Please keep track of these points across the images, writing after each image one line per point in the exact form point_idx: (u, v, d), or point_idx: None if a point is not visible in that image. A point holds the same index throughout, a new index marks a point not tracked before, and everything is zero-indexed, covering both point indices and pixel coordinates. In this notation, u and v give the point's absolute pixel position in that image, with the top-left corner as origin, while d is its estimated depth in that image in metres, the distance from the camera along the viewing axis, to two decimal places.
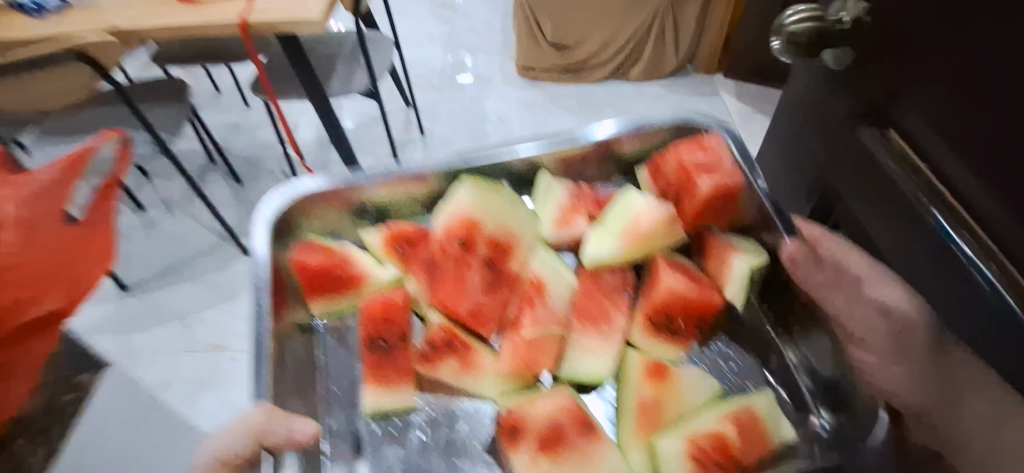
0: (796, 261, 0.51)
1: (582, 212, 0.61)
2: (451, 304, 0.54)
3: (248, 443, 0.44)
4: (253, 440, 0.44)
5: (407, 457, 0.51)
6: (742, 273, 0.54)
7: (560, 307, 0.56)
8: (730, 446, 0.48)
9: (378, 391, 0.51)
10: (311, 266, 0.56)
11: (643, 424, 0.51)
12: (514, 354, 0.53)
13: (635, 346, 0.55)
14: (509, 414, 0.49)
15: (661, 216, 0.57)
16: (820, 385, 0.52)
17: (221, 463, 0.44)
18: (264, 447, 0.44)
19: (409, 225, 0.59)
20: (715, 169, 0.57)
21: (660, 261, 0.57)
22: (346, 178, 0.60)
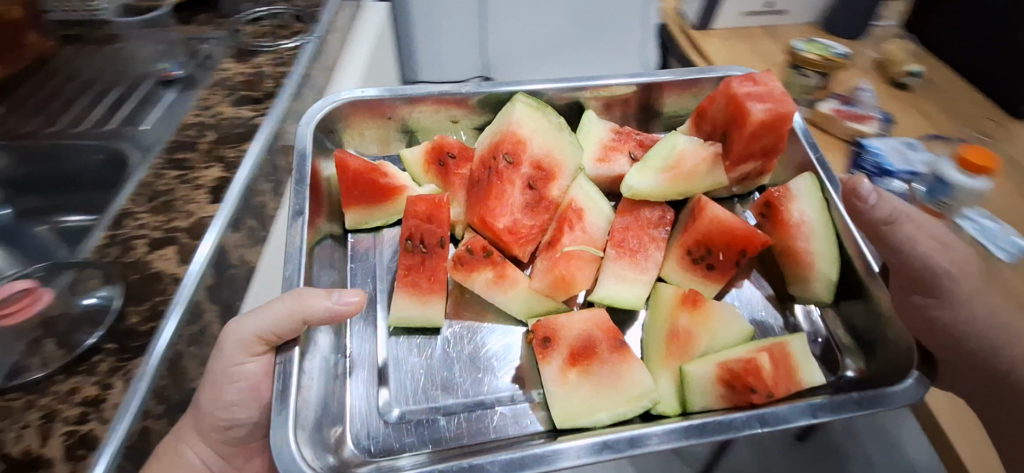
0: (861, 194, 0.48)
1: (623, 151, 0.61)
2: (489, 218, 0.53)
3: (293, 324, 0.44)
4: (298, 322, 0.44)
5: (432, 366, 0.51)
6: (803, 191, 0.57)
7: (597, 232, 0.56)
8: (765, 375, 0.47)
9: (409, 299, 0.51)
10: (352, 168, 0.55)
11: (671, 348, 0.51)
12: (552, 271, 0.52)
13: (668, 281, 0.55)
14: (540, 323, 0.49)
15: (705, 155, 0.57)
16: (851, 333, 0.55)
17: (265, 338, 0.45)
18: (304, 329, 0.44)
19: (452, 141, 0.59)
20: (769, 97, 0.54)
21: (702, 198, 0.56)
22: (391, 91, 0.60)
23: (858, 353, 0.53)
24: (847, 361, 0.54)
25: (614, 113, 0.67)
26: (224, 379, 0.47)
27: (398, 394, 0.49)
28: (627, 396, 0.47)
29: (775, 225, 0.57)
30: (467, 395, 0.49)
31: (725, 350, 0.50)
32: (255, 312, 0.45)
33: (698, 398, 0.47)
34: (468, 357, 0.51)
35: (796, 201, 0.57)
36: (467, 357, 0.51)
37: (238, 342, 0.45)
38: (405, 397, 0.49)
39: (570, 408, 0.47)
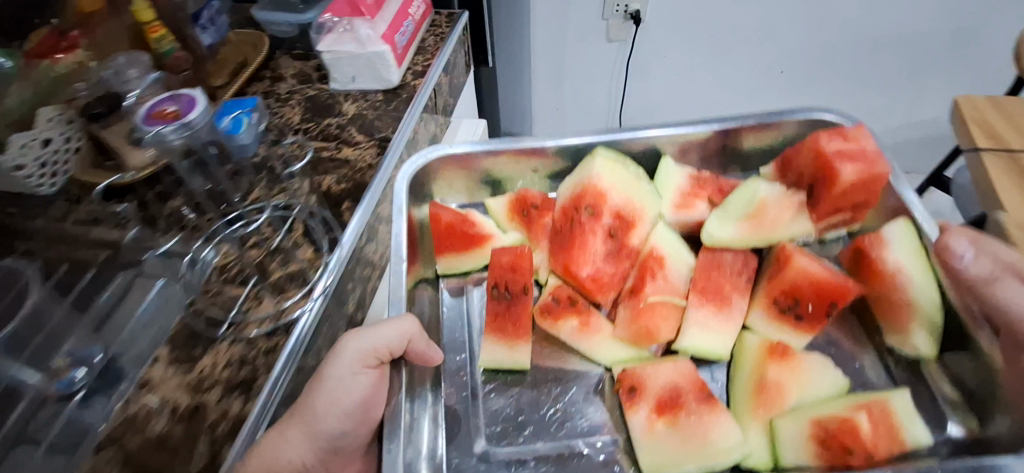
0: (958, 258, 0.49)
1: (703, 196, 0.62)
2: (573, 267, 0.56)
3: (400, 342, 0.48)
4: (405, 342, 0.49)
5: (522, 409, 0.53)
6: (898, 239, 0.55)
7: (678, 279, 0.57)
8: (862, 434, 0.46)
9: (498, 345, 0.53)
10: (445, 221, 0.60)
11: (760, 402, 0.50)
12: (634, 320, 0.54)
13: (754, 330, 0.55)
14: (626, 373, 0.50)
15: (786, 201, 0.58)
16: (961, 391, 0.51)
17: (379, 352, 0.49)
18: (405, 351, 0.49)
19: (535, 193, 0.62)
20: (858, 153, 0.55)
21: (789, 246, 0.55)
22: (476, 145, 0.64)
23: (971, 412, 0.50)
24: (953, 423, 0.51)
25: (690, 157, 0.68)
26: (337, 399, 0.48)
27: (493, 433, 0.51)
28: (715, 450, 0.47)
29: (867, 273, 0.56)
30: (555, 437, 0.51)
31: (817, 405, 0.49)
32: (371, 329, 0.49)
33: (791, 456, 0.47)
34: (556, 404, 0.53)
35: (897, 247, 0.55)
36: (555, 403, 0.53)
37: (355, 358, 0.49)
38: (500, 436, 0.51)
39: (659, 457, 0.47)
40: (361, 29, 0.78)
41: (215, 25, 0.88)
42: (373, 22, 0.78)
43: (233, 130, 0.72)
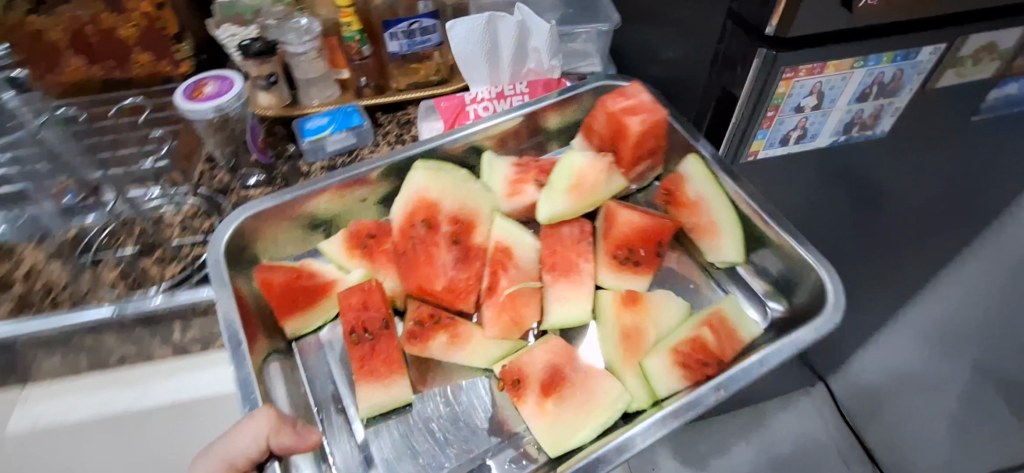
0: None
1: (529, 180, 0.65)
2: (426, 284, 0.55)
3: (257, 448, 0.42)
4: (263, 446, 0.42)
5: (420, 445, 0.51)
6: (692, 173, 0.62)
7: (529, 264, 0.59)
8: (709, 344, 0.52)
9: (374, 389, 0.50)
10: (277, 283, 0.54)
11: (627, 349, 0.54)
12: (500, 316, 0.54)
13: (605, 287, 0.59)
14: (505, 369, 0.51)
15: (600, 166, 0.63)
16: (770, 281, 0.61)
17: (237, 464, 0.41)
18: (269, 453, 0.42)
19: (370, 221, 0.60)
20: (639, 109, 0.61)
21: (611, 205, 0.61)
22: (289, 191, 0.59)
23: (779, 294, 0.61)
24: (775, 309, 0.60)
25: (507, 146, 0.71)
26: None
27: None
28: (602, 409, 0.50)
29: (678, 208, 0.63)
30: (457, 457, 0.50)
31: (672, 334, 0.55)
32: (220, 439, 0.42)
33: (664, 387, 0.51)
34: (449, 423, 0.52)
35: (694, 179, 0.63)
36: (448, 423, 0.52)
37: None
38: None
39: (556, 437, 0.49)
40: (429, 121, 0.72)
41: (413, 41, 0.72)
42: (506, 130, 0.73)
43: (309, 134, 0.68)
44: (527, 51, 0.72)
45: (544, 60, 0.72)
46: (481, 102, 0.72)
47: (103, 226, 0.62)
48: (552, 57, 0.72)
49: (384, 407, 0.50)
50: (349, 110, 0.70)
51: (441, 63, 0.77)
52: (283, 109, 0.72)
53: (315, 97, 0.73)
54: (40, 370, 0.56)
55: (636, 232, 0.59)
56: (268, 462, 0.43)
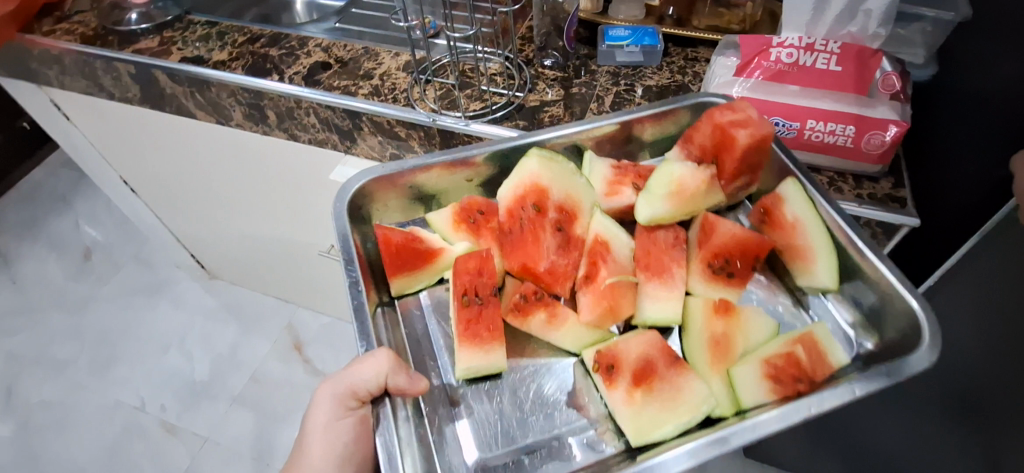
0: None
1: (626, 182, 0.67)
2: (529, 263, 0.58)
3: (375, 383, 0.46)
4: (381, 383, 0.46)
5: (506, 412, 0.53)
6: (794, 196, 0.64)
7: (625, 260, 0.60)
8: (800, 363, 0.53)
9: (471, 352, 0.53)
10: (394, 241, 0.59)
11: (715, 356, 0.56)
12: (597, 303, 0.56)
13: (694, 294, 0.60)
14: (601, 354, 0.54)
15: (704, 177, 0.64)
16: (862, 315, 0.61)
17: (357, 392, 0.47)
18: (383, 390, 0.47)
19: (480, 199, 0.64)
20: (750, 125, 0.62)
21: (709, 216, 0.63)
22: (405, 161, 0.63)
23: (869, 328, 0.60)
24: (864, 342, 0.60)
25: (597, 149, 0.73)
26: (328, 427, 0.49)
27: (481, 437, 0.52)
28: (688, 407, 0.51)
29: (773, 227, 0.65)
30: (540, 428, 0.53)
31: (761, 348, 0.56)
32: (347, 367, 0.47)
33: (751, 397, 0.52)
34: (537, 396, 0.54)
35: (796, 202, 0.64)
36: (535, 396, 0.54)
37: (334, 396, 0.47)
38: (488, 439, 0.52)
39: (640, 426, 0.51)
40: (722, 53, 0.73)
41: None
42: (744, 86, 0.69)
43: (610, 39, 0.81)
44: (856, 12, 0.66)
45: (871, 25, 0.66)
46: (790, 48, 0.67)
47: (439, 59, 0.83)
48: (881, 24, 0.66)
49: (480, 368, 0.53)
50: (649, 33, 0.81)
51: (748, 14, 0.82)
52: (594, 15, 0.86)
53: (623, 14, 0.85)
54: (360, 146, 0.80)
55: (737, 243, 0.61)
56: (380, 397, 0.47)
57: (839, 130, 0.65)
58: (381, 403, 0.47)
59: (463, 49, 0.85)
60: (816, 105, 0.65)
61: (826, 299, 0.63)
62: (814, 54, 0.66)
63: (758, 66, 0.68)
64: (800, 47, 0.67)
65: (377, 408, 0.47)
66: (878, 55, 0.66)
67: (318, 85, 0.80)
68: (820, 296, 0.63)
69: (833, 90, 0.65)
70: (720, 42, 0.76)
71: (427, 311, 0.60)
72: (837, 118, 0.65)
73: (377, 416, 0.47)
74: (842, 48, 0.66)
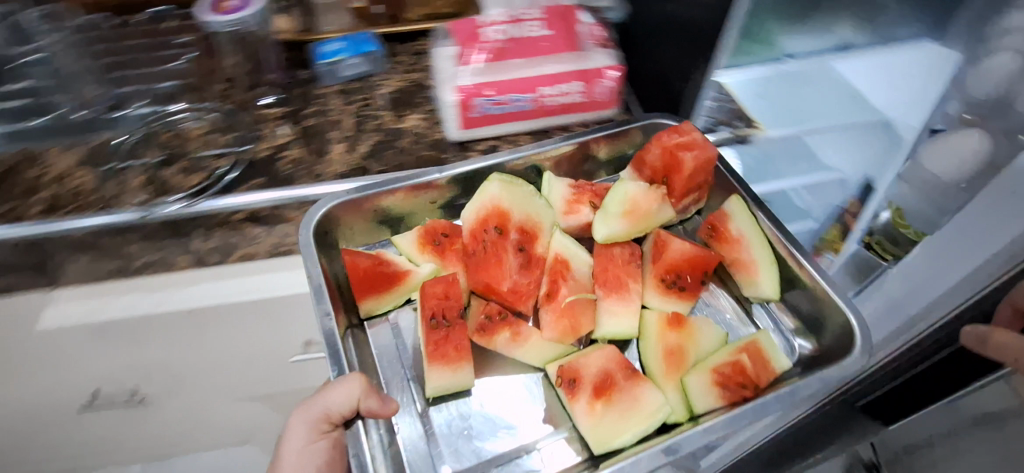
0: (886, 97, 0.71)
1: (583, 201, 0.71)
2: (493, 283, 0.60)
3: (348, 405, 0.47)
4: (354, 404, 0.47)
5: (475, 425, 0.56)
6: (738, 212, 0.68)
7: (583, 277, 0.64)
8: (745, 369, 0.58)
9: (439, 370, 0.55)
10: (362, 266, 0.60)
11: (669, 366, 0.59)
12: (558, 321, 0.59)
13: (650, 308, 0.64)
14: (563, 370, 0.56)
15: (654, 197, 0.69)
16: (802, 321, 0.66)
17: (330, 414, 0.47)
18: (356, 412, 0.48)
19: (443, 221, 0.65)
20: (696, 147, 0.66)
21: (661, 233, 0.67)
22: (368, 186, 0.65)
23: (808, 332, 0.65)
24: (804, 345, 0.65)
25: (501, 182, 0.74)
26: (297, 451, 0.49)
27: (450, 452, 0.54)
28: (645, 415, 0.55)
29: (720, 242, 0.69)
30: (506, 439, 0.55)
31: (710, 356, 0.60)
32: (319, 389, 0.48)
33: (701, 404, 0.56)
34: (503, 408, 0.57)
35: (739, 218, 0.69)
36: (501, 408, 0.57)
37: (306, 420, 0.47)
38: (457, 453, 0.54)
39: (601, 437, 0.54)
40: (440, 46, 0.76)
41: None
42: (471, 71, 0.70)
43: (326, 57, 0.78)
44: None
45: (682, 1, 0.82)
46: (499, 24, 0.73)
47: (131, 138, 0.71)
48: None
49: (449, 386, 0.55)
50: (364, 39, 0.80)
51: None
52: (298, 34, 0.82)
53: (332, 24, 0.84)
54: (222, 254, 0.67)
55: (690, 260, 0.65)
56: (353, 418, 0.48)
57: (570, 89, 0.71)
58: (353, 425, 0.48)
59: (160, 112, 0.74)
60: (546, 71, 0.70)
61: (770, 307, 0.68)
62: (513, 23, 0.73)
63: (478, 46, 0.71)
64: (504, 21, 0.74)
65: (349, 429, 0.48)
66: (575, 11, 0.76)
67: (160, 198, 0.65)
68: (765, 305, 0.68)
69: (551, 53, 0.71)
70: (439, 33, 0.81)
71: (396, 334, 0.61)
72: (563, 79, 0.70)
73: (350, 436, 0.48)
74: (545, 12, 0.75)
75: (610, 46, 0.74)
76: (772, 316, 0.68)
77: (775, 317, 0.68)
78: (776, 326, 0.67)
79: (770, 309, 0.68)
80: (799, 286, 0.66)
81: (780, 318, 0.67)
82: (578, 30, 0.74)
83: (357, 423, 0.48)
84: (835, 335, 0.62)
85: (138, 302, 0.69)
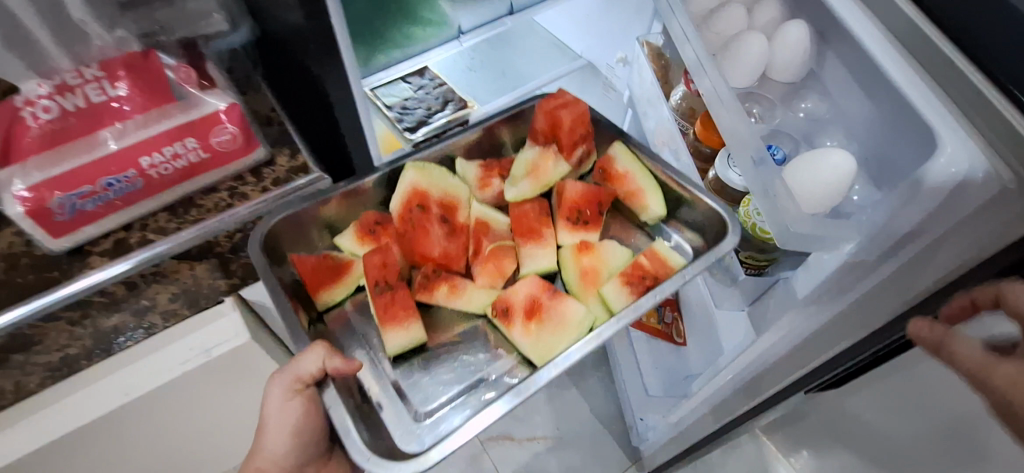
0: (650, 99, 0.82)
1: (494, 174, 0.82)
2: (426, 252, 0.70)
3: (315, 369, 0.56)
4: (320, 367, 0.56)
5: (435, 370, 0.66)
6: (620, 153, 0.82)
7: (502, 232, 0.75)
8: (645, 270, 0.69)
9: (394, 331, 0.64)
10: (310, 265, 0.69)
11: (586, 285, 0.71)
12: (488, 269, 0.70)
13: (564, 245, 0.75)
14: (497, 305, 0.67)
15: (549, 155, 0.81)
16: (689, 228, 0.79)
17: (301, 380, 0.56)
18: (323, 374, 0.56)
19: (372, 214, 0.74)
20: (570, 105, 0.79)
21: (561, 183, 0.79)
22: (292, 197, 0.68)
23: (696, 236, 0.79)
24: (691, 247, 0.79)
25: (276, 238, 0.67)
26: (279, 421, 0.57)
27: (417, 396, 0.64)
28: (572, 324, 0.66)
29: (612, 181, 0.82)
30: (461, 375, 0.66)
31: (618, 269, 0.72)
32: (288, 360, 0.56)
33: (617, 304, 0.67)
34: (454, 352, 0.68)
35: (621, 158, 0.82)
36: (453, 352, 0.67)
37: (281, 389, 0.56)
38: (423, 395, 0.64)
39: (540, 351, 0.64)
40: None
41: None
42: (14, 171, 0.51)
43: None
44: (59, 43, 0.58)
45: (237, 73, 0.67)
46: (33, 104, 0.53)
47: None
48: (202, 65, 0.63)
49: (405, 343, 0.65)
50: None
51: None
52: None
53: None
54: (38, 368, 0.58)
55: (587, 195, 0.77)
56: (322, 380, 0.57)
57: (178, 150, 0.56)
58: (324, 385, 0.57)
59: None
60: (149, 133, 0.54)
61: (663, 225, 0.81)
62: (95, 83, 0.55)
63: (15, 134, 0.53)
64: (46, 94, 0.54)
65: (322, 390, 0.57)
66: (149, 57, 0.58)
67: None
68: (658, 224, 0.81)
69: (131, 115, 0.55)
70: None
71: (352, 318, 0.71)
72: (164, 140, 0.55)
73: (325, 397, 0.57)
74: (122, 66, 0.56)
75: (212, 88, 0.59)
76: (665, 232, 0.81)
77: (667, 231, 0.81)
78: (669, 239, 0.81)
79: (662, 226, 0.81)
80: (681, 200, 0.79)
81: (670, 231, 0.81)
82: (156, 79, 0.57)
83: (327, 384, 0.57)
84: (714, 231, 0.76)
85: (38, 430, 0.60)
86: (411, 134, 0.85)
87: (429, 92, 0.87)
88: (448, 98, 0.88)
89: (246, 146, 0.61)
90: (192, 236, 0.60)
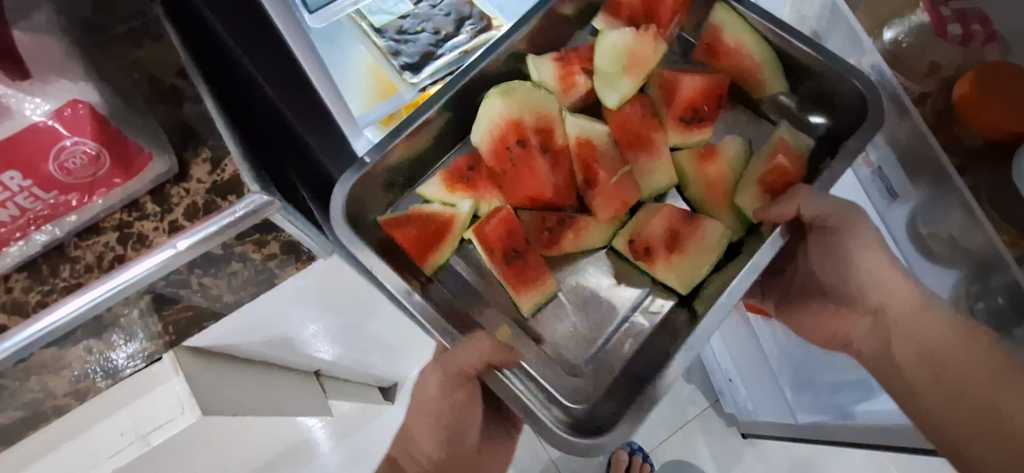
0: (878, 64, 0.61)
1: (577, 69, 0.66)
2: (537, 191, 0.63)
3: (479, 360, 0.52)
4: (483, 357, 0.52)
5: (578, 318, 0.62)
6: (727, 20, 0.66)
7: (611, 150, 0.65)
8: (786, 169, 0.60)
9: (530, 293, 0.60)
10: (410, 233, 0.61)
11: (714, 195, 0.64)
12: (609, 201, 0.62)
13: (677, 148, 0.66)
14: (631, 242, 0.62)
15: (643, 38, 0.65)
16: (813, 98, 0.67)
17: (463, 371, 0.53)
18: (488, 363, 0.53)
19: (461, 158, 0.65)
20: None
21: (666, 74, 0.67)
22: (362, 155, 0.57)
23: (818, 106, 0.67)
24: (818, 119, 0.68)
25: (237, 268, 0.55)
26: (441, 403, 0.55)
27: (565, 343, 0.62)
28: (712, 246, 0.60)
29: (720, 58, 0.67)
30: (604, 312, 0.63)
31: (749, 171, 0.63)
32: (448, 352, 0.53)
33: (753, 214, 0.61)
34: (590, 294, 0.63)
35: (733, 23, 0.66)
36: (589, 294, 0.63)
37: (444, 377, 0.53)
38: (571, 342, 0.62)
39: (684, 279, 0.60)
40: None
41: None
42: None
43: None
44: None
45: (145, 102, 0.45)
46: None
47: None
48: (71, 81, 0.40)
49: (545, 298, 0.61)
50: None
51: None
52: None
53: None
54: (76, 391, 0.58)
55: (703, 89, 0.65)
56: (487, 368, 0.53)
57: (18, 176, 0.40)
58: (491, 372, 0.53)
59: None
60: None
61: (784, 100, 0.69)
62: None
63: None
64: None
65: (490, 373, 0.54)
66: None
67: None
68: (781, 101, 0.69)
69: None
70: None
71: (464, 275, 0.65)
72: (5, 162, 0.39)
73: (494, 379, 0.53)
74: None
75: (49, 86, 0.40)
76: (786, 109, 0.69)
77: (794, 110, 0.69)
78: (796, 118, 0.69)
79: (788, 103, 0.69)
80: (824, 75, 0.63)
81: (796, 110, 0.69)
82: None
83: (495, 371, 0.54)
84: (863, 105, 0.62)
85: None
86: (415, 74, 0.62)
87: (436, 6, 0.65)
88: (462, 15, 0.65)
89: (117, 169, 0.45)
90: (77, 316, 0.47)
